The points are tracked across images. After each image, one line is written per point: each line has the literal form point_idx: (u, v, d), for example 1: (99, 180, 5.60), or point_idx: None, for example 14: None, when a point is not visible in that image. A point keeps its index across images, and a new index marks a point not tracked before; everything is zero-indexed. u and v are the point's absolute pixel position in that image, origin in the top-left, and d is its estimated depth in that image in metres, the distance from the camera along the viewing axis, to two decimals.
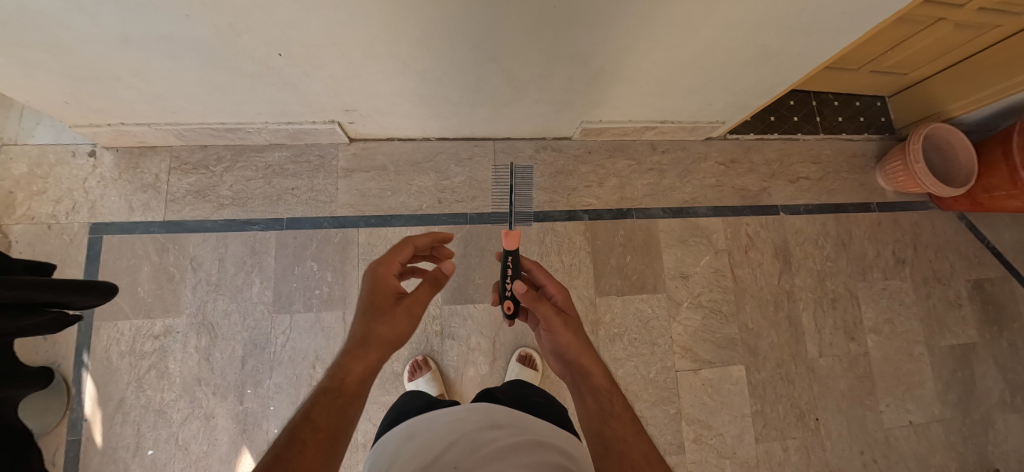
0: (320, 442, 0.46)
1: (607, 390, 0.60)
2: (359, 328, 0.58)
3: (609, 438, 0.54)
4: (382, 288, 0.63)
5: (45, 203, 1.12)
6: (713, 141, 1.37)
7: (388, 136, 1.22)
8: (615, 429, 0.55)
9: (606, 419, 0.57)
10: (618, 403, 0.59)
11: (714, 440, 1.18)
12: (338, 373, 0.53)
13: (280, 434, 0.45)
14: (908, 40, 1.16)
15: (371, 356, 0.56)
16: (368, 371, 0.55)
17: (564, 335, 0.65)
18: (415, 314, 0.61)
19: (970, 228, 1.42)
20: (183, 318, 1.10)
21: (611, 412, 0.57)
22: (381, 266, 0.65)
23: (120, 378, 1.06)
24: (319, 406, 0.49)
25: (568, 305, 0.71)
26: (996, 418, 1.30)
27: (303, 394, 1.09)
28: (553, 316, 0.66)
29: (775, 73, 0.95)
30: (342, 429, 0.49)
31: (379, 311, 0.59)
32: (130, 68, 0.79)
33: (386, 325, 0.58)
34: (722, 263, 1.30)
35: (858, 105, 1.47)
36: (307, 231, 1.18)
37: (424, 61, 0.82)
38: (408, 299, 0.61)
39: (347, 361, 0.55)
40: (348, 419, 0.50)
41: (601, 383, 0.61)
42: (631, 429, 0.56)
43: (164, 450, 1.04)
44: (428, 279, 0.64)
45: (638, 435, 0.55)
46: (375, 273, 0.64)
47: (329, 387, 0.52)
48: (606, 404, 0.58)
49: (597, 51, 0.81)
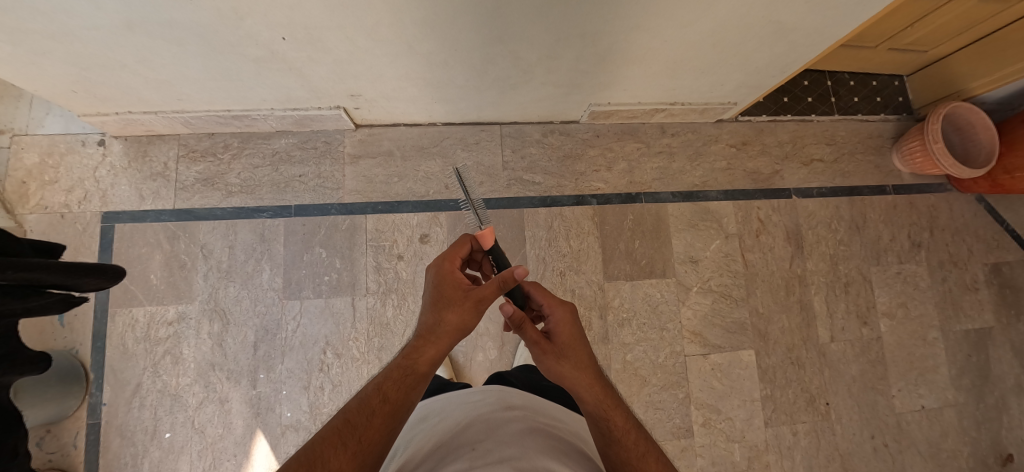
0: (384, 416, 0.48)
1: (603, 415, 0.56)
2: (429, 317, 0.60)
3: (613, 462, 0.52)
4: (447, 281, 0.62)
5: (57, 193, 1.14)
6: (724, 123, 1.34)
7: (394, 122, 1.21)
8: (620, 452, 0.52)
9: (609, 442, 0.53)
10: (619, 427, 0.54)
11: (723, 424, 1.18)
12: (412, 355, 0.57)
13: (353, 401, 0.49)
14: (930, 15, 1.11)
15: (440, 342, 0.58)
16: (435, 357, 0.58)
17: (552, 364, 0.60)
18: (482, 310, 0.61)
19: (989, 210, 1.39)
20: (196, 304, 1.12)
21: (613, 437, 0.53)
22: (446, 262, 0.64)
23: (136, 364, 1.08)
24: (391, 381, 0.53)
25: (561, 326, 0.63)
26: (1011, 403, 1.28)
27: (315, 378, 1.11)
28: (533, 345, 0.62)
29: (791, 50, 0.92)
30: (405, 406, 0.51)
31: (449, 304, 0.60)
32: (135, 55, 0.79)
33: (453, 315, 0.59)
34: (732, 248, 1.28)
35: (875, 84, 1.42)
36: (315, 218, 1.18)
37: (429, 43, 0.80)
38: (475, 292, 0.60)
39: (419, 345, 0.58)
40: (412, 398, 0.53)
41: (595, 406, 0.57)
42: (636, 451, 0.52)
43: (181, 433, 1.06)
44: (496, 280, 0.60)
45: (644, 455, 0.51)
46: (439, 268, 0.64)
47: (402, 365, 0.55)
48: (606, 429, 0.54)
49: (608, 31, 0.79)
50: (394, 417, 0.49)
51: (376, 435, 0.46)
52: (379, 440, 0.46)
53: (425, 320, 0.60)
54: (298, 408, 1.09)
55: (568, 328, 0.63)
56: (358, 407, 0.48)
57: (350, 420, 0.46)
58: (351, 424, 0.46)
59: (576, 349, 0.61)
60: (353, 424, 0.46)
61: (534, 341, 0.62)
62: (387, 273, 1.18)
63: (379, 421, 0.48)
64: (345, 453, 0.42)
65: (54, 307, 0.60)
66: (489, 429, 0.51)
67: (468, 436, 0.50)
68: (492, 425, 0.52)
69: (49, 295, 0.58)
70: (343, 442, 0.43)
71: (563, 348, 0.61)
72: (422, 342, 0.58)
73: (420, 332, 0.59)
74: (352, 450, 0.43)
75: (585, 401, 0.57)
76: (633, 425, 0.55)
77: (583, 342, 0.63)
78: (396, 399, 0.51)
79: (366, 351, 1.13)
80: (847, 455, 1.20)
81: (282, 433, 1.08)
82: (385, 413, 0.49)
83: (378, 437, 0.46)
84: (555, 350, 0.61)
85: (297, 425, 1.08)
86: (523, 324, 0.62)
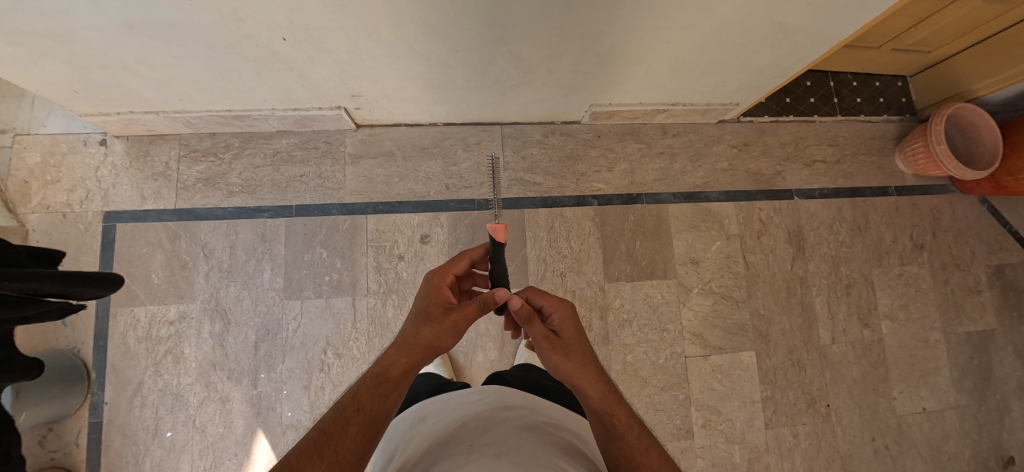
0: (360, 425, 0.49)
1: (607, 411, 0.56)
2: (408, 328, 0.61)
3: (615, 458, 0.52)
4: (434, 296, 0.65)
5: (59, 192, 1.14)
6: (726, 124, 1.34)
7: (395, 122, 1.21)
8: (622, 449, 0.52)
9: (613, 438, 0.53)
10: (622, 422, 0.54)
11: (723, 425, 1.18)
12: (385, 361, 0.57)
13: (329, 413, 0.50)
14: (933, 15, 1.11)
15: (413, 354, 0.58)
16: (411, 365, 0.58)
17: (559, 359, 0.59)
18: (458, 331, 0.61)
19: (992, 212, 1.38)
20: (197, 303, 1.12)
21: (616, 433, 0.53)
22: (436, 276, 0.66)
23: (137, 363, 1.09)
24: (366, 390, 0.53)
25: (564, 325, 0.63)
26: (1013, 406, 1.28)
27: (315, 378, 1.11)
28: (541, 339, 0.60)
29: (792, 52, 0.91)
30: (382, 414, 0.52)
31: (429, 319, 0.61)
32: (136, 55, 0.79)
33: (429, 331, 0.60)
34: (733, 249, 1.28)
35: (878, 85, 1.42)
36: (316, 218, 1.18)
37: (430, 44, 0.80)
38: (454, 313, 0.61)
39: (393, 353, 0.59)
40: (388, 406, 0.53)
41: (599, 401, 0.56)
42: (639, 446, 0.52)
43: (182, 432, 1.07)
44: (478, 301, 0.61)
45: (646, 451, 0.52)
46: (430, 282, 0.66)
47: (376, 373, 0.56)
48: (609, 425, 0.54)
49: (608, 32, 0.79)
50: (370, 426, 0.50)
51: (352, 445, 0.47)
52: (355, 450, 0.47)
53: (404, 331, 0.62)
54: (299, 407, 1.09)
55: (570, 326, 0.63)
56: (333, 418, 0.49)
57: (325, 432, 0.47)
58: (326, 435, 0.47)
59: (579, 346, 0.62)
60: (327, 436, 0.47)
61: (540, 337, 0.60)
62: (388, 274, 1.18)
63: (352, 430, 0.48)
64: (319, 464, 0.43)
65: (50, 315, 0.58)
66: (486, 426, 0.52)
67: (466, 433, 0.51)
68: (490, 423, 0.52)
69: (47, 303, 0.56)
70: (318, 455, 0.44)
71: (567, 343, 0.61)
72: (397, 352, 0.58)
73: (397, 342, 0.60)
74: (327, 461, 0.44)
75: (589, 397, 0.57)
76: (636, 421, 0.55)
77: (584, 339, 0.63)
78: (370, 407, 0.51)
79: (367, 351, 1.13)
80: (847, 457, 1.20)
81: (283, 433, 1.08)
82: (359, 422, 0.49)
83: (353, 448, 0.47)
84: (561, 346, 0.60)
85: (298, 425, 1.09)
86: (532, 318, 0.60)
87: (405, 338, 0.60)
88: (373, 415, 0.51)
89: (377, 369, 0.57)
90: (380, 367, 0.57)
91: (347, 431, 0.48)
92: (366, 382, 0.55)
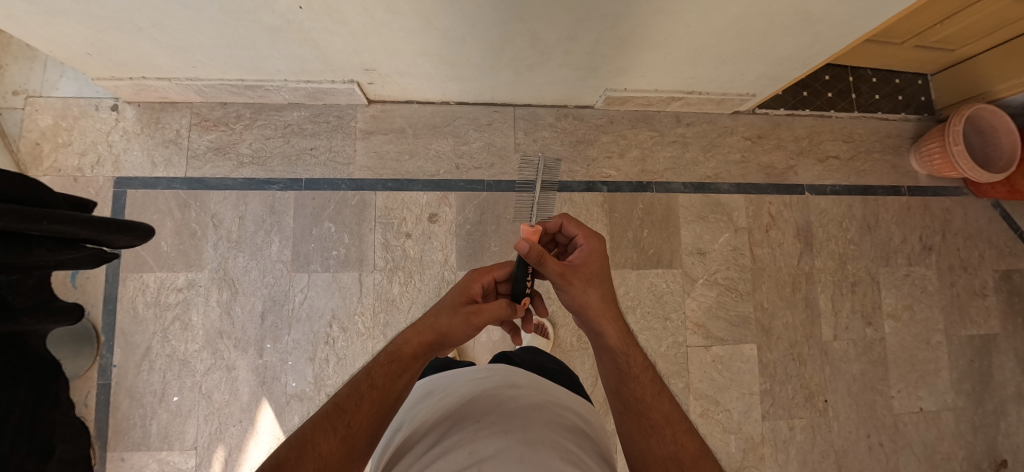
0: (372, 402, 0.51)
1: (622, 351, 0.63)
2: (429, 314, 0.63)
3: (627, 398, 0.59)
4: (463, 290, 0.67)
5: (70, 156, 1.14)
6: (740, 115, 1.32)
7: (407, 99, 1.21)
8: (635, 390, 0.59)
9: (624, 380, 0.61)
10: (637, 364, 0.62)
11: (720, 415, 1.19)
12: (400, 341, 0.59)
13: (344, 387, 0.53)
14: (962, 11, 1.08)
15: (426, 336, 0.60)
16: (423, 350, 0.59)
17: (578, 293, 0.65)
18: (473, 327, 0.61)
19: (1005, 217, 1.37)
20: (206, 272, 1.13)
21: (630, 374, 0.61)
22: (476, 273, 0.69)
23: (146, 328, 1.10)
24: (379, 366, 0.55)
25: (591, 258, 0.68)
26: (1010, 410, 1.28)
27: (320, 351, 1.12)
28: (560, 273, 0.63)
29: (815, 43, 0.90)
30: (394, 394, 0.54)
31: (450, 311, 0.62)
32: (151, 18, 0.78)
33: (446, 319, 0.61)
34: (741, 241, 1.27)
35: (898, 82, 1.39)
36: (325, 193, 1.18)
37: (448, 19, 0.79)
38: (476, 309, 0.62)
39: (409, 334, 0.60)
40: (400, 386, 0.54)
41: (615, 342, 0.64)
42: (651, 389, 0.60)
43: (188, 397, 1.09)
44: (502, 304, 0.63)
45: (658, 394, 0.59)
46: (466, 278, 0.69)
47: (390, 351, 0.57)
48: (624, 364, 0.62)
49: (630, 13, 0.77)
50: (383, 410, 0.52)
51: (365, 422, 0.50)
52: (366, 426, 0.49)
53: (423, 315, 0.63)
54: (303, 378, 1.11)
55: (595, 260, 0.68)
56: (346, 394, 0.51)
57: (336, 409, 0.49)
58: (338, 411, 0.49)
59: (601, 282, 0.67)
60: (340, 412, 0.49)
61: (559, 273, 0.64)
62: (395, 251, 1.18)
63: (365, 410, 0.50)
64: (334, 437, 0.47)
65: (86, 263, 0.51)
66: (494, 403, 0.52)
67: (474, 409, 0.51)
68: (499, 400, 0.53)
69: (82, 248, 0.49)
70: (333, 427, 0.47)
71: (584, 277, 0.66)
72: (412, 333, 0.60)
73: (414, 324, 0.61)
74: (341, 435, 0.47)
75: (609, 336, 0.64)
76: (649, 365, 0.63)
77: (606, 274, 0.68)
78: (381, 387, 0.53)
79: (371, 326, 1.15)
80: (842, 452, 1.21)
81: (287, 402, 1.10)
82: (368, 403, 0.51)
83: (366, 424, 0.49)
84: (580, 280, 0.65)
85: (302, 395, 1.10)
86: (543, 258, 0.62)
87: (422, 323, 0.62)
88: (384, 398, 0.52)
89: (391, 349, 0.58)
90: (395, 348, 0.58)
91: (357, 411, 0.50)
92: (381, 362, 0.56)
